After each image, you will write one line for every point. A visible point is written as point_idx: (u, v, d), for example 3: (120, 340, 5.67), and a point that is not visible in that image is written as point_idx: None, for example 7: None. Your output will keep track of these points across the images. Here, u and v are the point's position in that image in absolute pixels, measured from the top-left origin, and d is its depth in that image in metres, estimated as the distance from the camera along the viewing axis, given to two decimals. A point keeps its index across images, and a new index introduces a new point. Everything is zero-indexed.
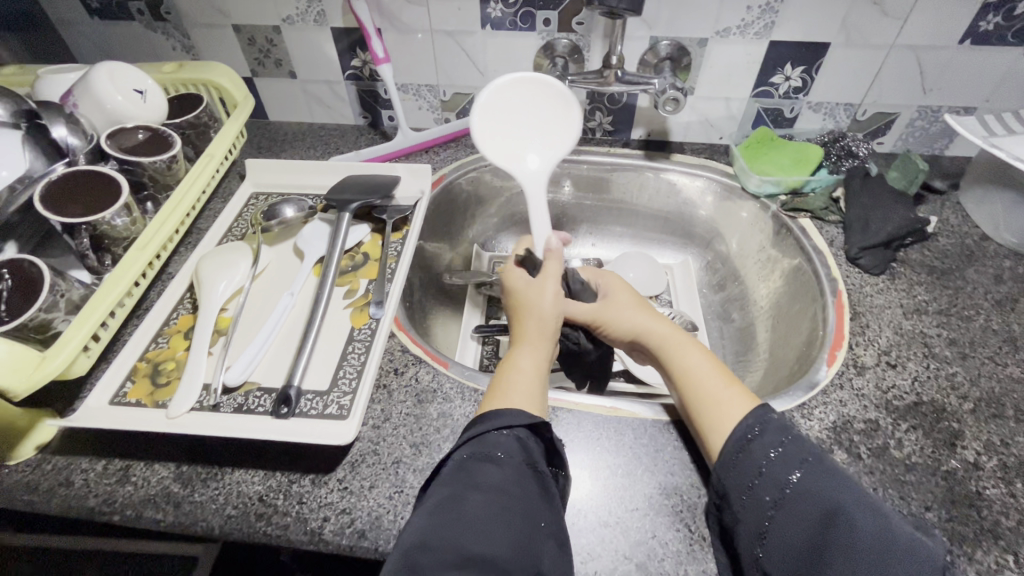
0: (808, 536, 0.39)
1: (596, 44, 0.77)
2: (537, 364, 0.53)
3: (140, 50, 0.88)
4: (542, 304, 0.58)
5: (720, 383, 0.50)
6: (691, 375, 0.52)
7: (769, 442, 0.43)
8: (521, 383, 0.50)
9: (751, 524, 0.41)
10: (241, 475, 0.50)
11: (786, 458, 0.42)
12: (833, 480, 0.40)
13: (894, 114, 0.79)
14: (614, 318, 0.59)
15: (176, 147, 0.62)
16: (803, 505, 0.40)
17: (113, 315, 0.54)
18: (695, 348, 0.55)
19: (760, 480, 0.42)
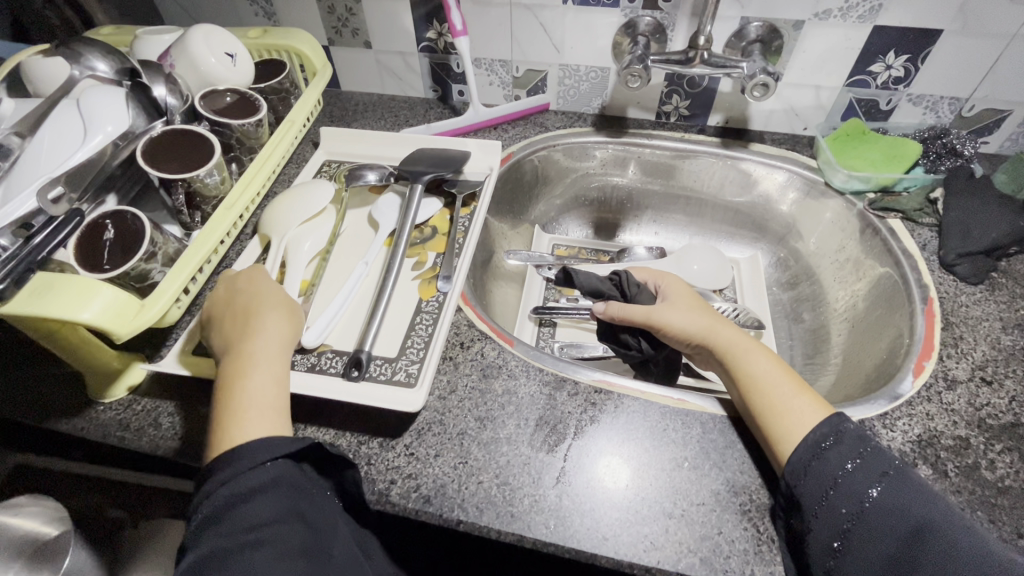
0: (892, 552, 0.38)
1: (682, 23, 0.74)
2: (276, 376, 0.48)
3: (225, 15, 0.91)
4: (258, 310, 0.51)
5: (789, 390, 0.48)
6: (759, 379, 0.50)
7: (845, 454, 0.43)
8: (258, 404, 0.46)
9: (823, 535, 0.41)
10: (313, 432, 0.52)
11: (863, 472, 0.42)
12: (918, 496, 0.40)
13: (1006, 111, 0.72)
14: (669, 319, 0.57)
15: (262, 112, 0.64)
16: (888, 521, 0.39)
17: (202, 270, 0.56)
18: (757, 350, 0.53)
19: (837, 491, 0.42)
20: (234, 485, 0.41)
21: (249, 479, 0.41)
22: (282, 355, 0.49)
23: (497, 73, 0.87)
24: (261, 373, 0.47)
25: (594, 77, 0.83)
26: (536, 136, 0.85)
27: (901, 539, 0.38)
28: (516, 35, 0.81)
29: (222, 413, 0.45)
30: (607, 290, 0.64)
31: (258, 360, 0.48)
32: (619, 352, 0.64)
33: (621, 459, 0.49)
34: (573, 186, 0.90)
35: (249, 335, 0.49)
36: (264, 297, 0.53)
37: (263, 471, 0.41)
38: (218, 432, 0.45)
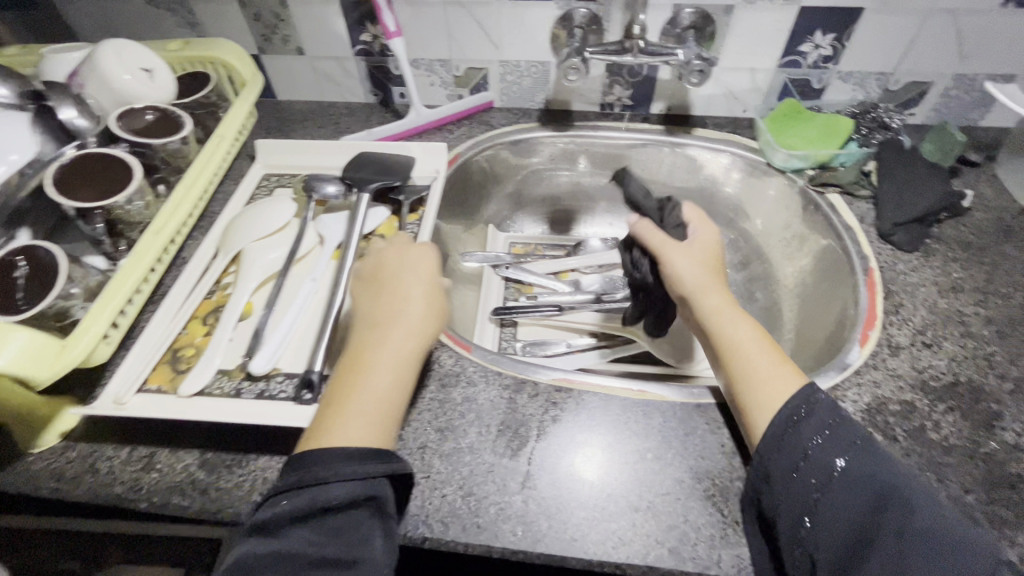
0: (858, 519, 0.39)
1: (617, 13, 0.74)
2: (394, 383, 0.46)
3: (144, 28, 0.86)
4: (409, 300, 0.51)
5: (767, 362, 0.48)
6: (741, 350, 0.50)
7: (818, 424, 0.44)
8: (366, 408, 0.44)
9: (793, 507, 0.41)
10: (266, 461, 0.49)
11: (828, 445, 0.43)
12: (880, 465, 0.41)
13: (928, 83, 0.75)
14: (674, 264, 0.57)
15: (186, 128, 0.61)
16: (855, 489, 0.40)
17: (132, 302, 0.53)
18: (742, 320, 0.52)
19: (805, 463, 0.42)
20: (311, 494, 0.39)
21: (328, 487, 0.40)
22: (415, 356, 0.48)
23: (437, 73, 0.85)
24: (381, 376, 0.46)
25: (535, 72, 0.83)
26: (481, 135, 0.84)
27: (866, 507, 0.39)
28: (453, 34, 0.79)
29: (341, 397, 0.45)
30: (648, 206, 0.63)
31: (379, 356, 0.47)
32: (636, 274, 0.64)
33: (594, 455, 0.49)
34: (523, 184, 0.89)
35: (391, 324, 0.49)
36: (413, 286, 0.52)
37: (344, 483, 0.40)
38: (318, 424, 0.43)
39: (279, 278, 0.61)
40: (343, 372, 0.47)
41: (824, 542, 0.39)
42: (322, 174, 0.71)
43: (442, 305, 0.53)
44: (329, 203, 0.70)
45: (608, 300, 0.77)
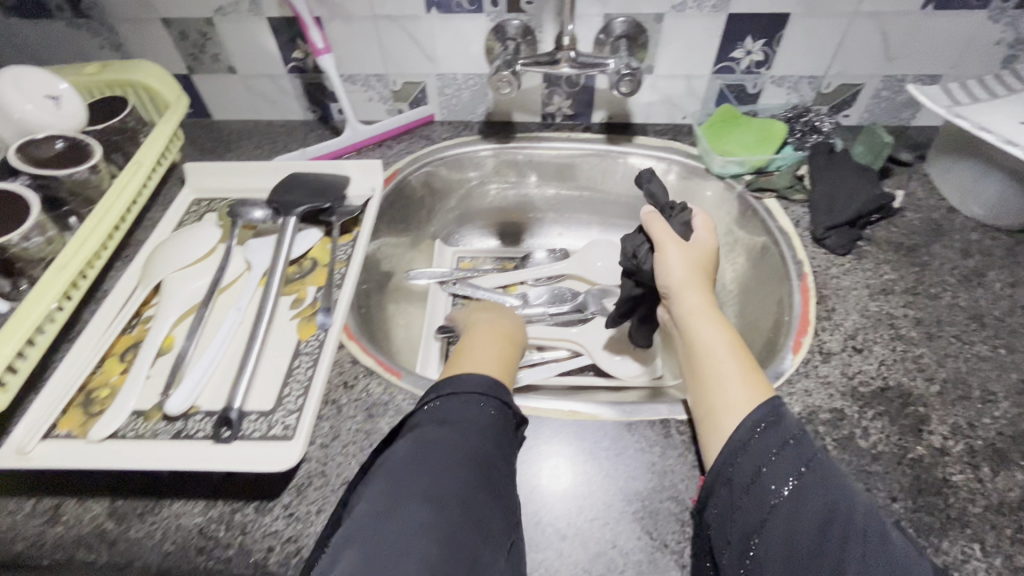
0: (806, 539, 0.36)
1: (549, 24, 0.74)
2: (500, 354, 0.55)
3: (65, 51, 0.82)
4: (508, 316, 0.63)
5: (734, 368, 0.48)
6: (713, 353, 0.49)
7: (784, 432, 0.41)
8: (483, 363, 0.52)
9: (745, 521, 0.39)
10: (181, 506, 0.47)
11: (786, 459, 0.40)
12: (836, 485, 0.38)
13: (859, 85, 0.76)
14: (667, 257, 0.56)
15: (96, 156, 0.58)
16: (806, 505, 0.37)
17: (34, 343, 0.51)
18: (721, 323, 0.52)
19: (761, 474, 0.40)
20: (432, 419, 0.44)
21: (445, 416, 0.44)
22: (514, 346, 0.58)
23: (374, 88, 0.83)
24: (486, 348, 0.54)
25: (473, 84, 0.82)
26: (421, 150, 0.82)
27: (814, 532, 0.36)
28: (386, 48, 0.78)
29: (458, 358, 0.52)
30: (666, 207, 0.61)
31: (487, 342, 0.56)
32: (625, 266, 0.60)
33: (552, 478, 0.48)
34: (469, 197, 0.88)
35: (498, 324, 0.60)
36: (517, 316, 0.65)
37: (462, 402, 0.45)
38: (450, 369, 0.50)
39: (199, 310, 0.58)
40: (461, 349, 0.55)
41: (769, 564, 0.37)
42: (249, 199, 0.68)
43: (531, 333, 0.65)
44: (257, 227, 0.68)
45: (553, 313, 0.76)
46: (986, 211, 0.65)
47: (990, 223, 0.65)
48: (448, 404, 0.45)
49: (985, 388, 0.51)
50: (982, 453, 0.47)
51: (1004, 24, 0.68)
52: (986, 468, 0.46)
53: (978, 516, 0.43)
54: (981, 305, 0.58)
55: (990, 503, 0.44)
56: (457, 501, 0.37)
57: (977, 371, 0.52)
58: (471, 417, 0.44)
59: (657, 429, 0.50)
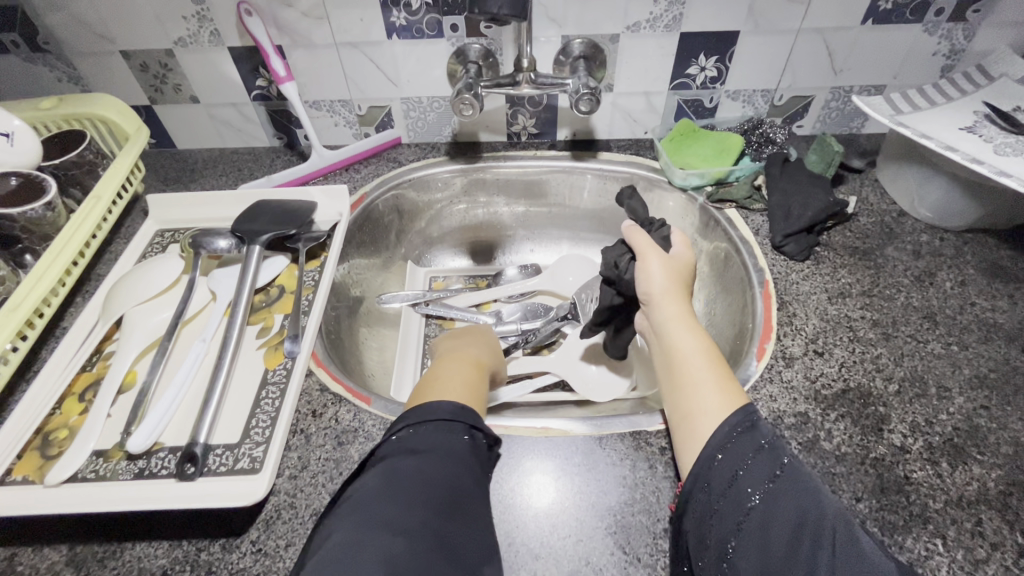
0: (778, 546, 0.35)
1: (509, 47, 0.75)
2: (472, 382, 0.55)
3: (21, 85, 0.81)
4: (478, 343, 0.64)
5: (710, 376, 0.48)
6: (690, 362, 0.49)
7: (756, 440, 0.41)
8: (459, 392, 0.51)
9: (720, 530, 0.39)
10: (143, 549, 0.45)
11: (757, 469, 0.40)
12: (808, 492, 0.38)
13: (809, 97, 0.79)
14: (645, 268, 0.56)
15: (51, 193, 0.57)
16: (777, 512, 0.37)
17: None
18: (699, 331, 0.52)
19: (733, 484, 0.40)
20: (403, 444, 0.43)
21: (412, 441, 0.43)
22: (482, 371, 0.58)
23: (339, 113, 0.84)
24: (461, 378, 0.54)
25: (438, 107, 0.83)
26: (389, 172, 0.83)
27: (786, 533, 0.36)
28: (349, 74, 0.79)
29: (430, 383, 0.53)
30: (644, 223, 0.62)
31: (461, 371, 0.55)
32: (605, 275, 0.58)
33: (528, 493, 0.48)
34: (439, 217, 0.88)
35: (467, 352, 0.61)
36: (485, 342, 0.66)
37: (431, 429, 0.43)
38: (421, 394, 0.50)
39: (162, 344, 0.57)
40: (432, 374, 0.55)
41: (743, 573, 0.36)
42: (214, 229, 0.68)
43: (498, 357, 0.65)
44: (222, 257, 0.67)
45: (526, 330, 0.76)
46: (934, 213, 0.68)
47: (939, 224, 0.68)
48: (420, 429, 0.43)
49: (941, 385, 0.53)
50: (940, 449, 0.48)
51: (939, 36, 0.71)
52: (944, 464, 0.47)
53: (939, 511, 0.45)
54: (934, 304, 0.60)
55: (950, 498, 0.45)
56: (424, 530, 0.36)
57: (932, 369, 0.54)
58: (441, 444, 0.42)
59: (628, 442, 0.50)
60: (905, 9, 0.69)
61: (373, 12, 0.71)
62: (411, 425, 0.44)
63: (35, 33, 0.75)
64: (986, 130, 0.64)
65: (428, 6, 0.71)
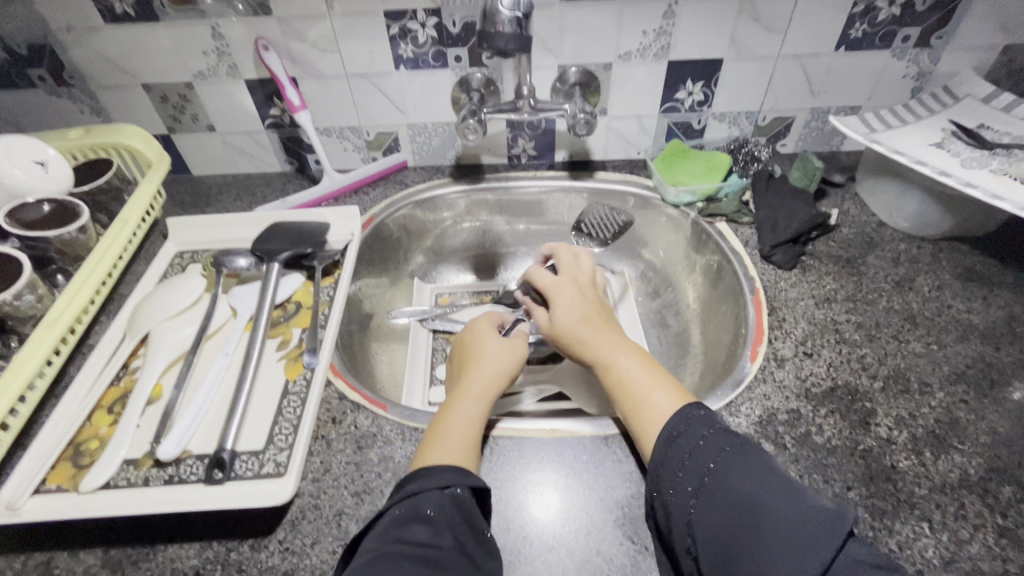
0: (725, 519, 0.39)
1: (509, 76, 0.80)
2: (480, 411, 0.53)
3: (46, 118, 0.85)
4: (488, 353, 0.59)
5: (646, 382, 0.52)
6: (622, 375, 0.54)
7: (695, 433, 0.45)
8: (461, 436, 0.50)
9: (680, 511, 0.42)
10: (176, 550, 0.48)
11: (698, 458, 0.43)
12: (745, 464, 0.42)
13: (790, 117, 0.85)
14: (554, 308, 0.63)
15: (84, 217, 0.61)
16: (724, 488, 0.41)
17: (25, 399, 0.52)
18: (622, 347, 0.56)
19: (682, 470, 0.43)
20: (394, 533, 0.41)
21: (403, 519, 0.42)
22: (490, 399, 0.55)
23: (348, 139, 0.88)
24: (466, 412, 0.52)
25: (442, 132, 0.87)
26: (396, 194, 0.87)
27: (735, 506, 0.40)
28: (358, 102, 0.83)
29: (432, 435, 0.50)
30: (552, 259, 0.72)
31: (468, 401, 0.53)
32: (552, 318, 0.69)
33: (540, 480, 0.51)
34: (444, 236, 0.92)
35: (475, 374, 0.56)
36: (497, 343, 0.60)
37: (425, 517, 0.42)
38: (422, 452, 0.49)
39: (188, 357, 0.60)
40: (436, 418, 0.52)
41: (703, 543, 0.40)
42: (233, 249, 0.72)
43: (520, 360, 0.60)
44: (242, 275, 0.71)
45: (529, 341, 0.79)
46: (911, 223, 0.73)
47: (916, 233, 0.73)
48: (411, 515, 0.42)
49: (922, 381, 0.57)
50: (923, 440, 0.52)
51: (907, 60, 0.77)
52: (927, 453, 0.51)
53: (924, 497, 0.48)
54: (913, 307, 0.64)
55: (934, 485, 0.48)
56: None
57: (914, 367, 0.58)
58: (440, 536, 0.41)
59: (633, 440, 0.54)
60: (874, 36, 0.75)
61: (382, 45, 0.76)
62: (402, 512, 0.43)
63: (62, 69, 0.80)
64: (954, 146, 0.69)
65: (433, 40, 0.76)
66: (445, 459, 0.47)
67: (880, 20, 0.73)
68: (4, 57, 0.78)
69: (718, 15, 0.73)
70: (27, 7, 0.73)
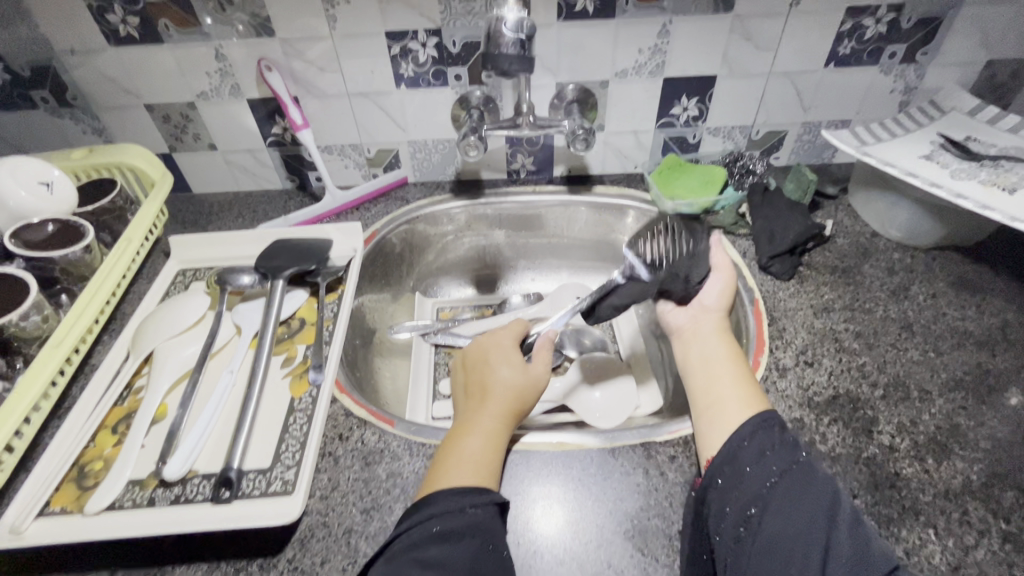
0: (796, 514, 0.40)
1: (508, 94, 0.82)
2: (494, 428, 0.53)
3: (47, 138, 0.86)
4: (502, 374, 0.57)
5: (733, 385, 0.53)
6: (712, 365, 0.56)
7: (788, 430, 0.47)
8: (473, 457, 0.50)
9: (749, 491, 0.43)
10: (183, 572, 0.47)
11: (784, 452, 0.45)
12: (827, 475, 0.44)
13: (783, 131, 0.87)
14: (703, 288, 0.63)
15: (89, 236, 0.61)
16: (806, 482, 0.42)
17: (29, 421, 0.52)
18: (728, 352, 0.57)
19: (775, 454, 0.45)
20: (409, 554, 0.41)
21: (419, 539, 0.42)
22: (501, 423, 0.53)
23: (349, 156, 0.89)
24: (479, 432, 0.52)
25: (442, 149, 0.89)
26: (397, 211, 0.88)
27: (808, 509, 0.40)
28: (359, 120, 0.85)
29: (442, 459, 0.50)
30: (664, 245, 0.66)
31: (481, 421, 0.53)
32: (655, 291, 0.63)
33: (548, 494, 0.51)
34: (444, 250, 0.93)
35: (488, 396, 0.55)
36: (514, 363, 0.59)
37: (443, 536, 0.42)
38: (432, 474, 0.49)
39: (192, 376, 0.60)
40: (447, 440, 0.52)
41: (764, 531, 0.40)
42: (237, 266, 0.72)
43: (536, 383, 0.58)
44: (245, 292, 0.71)
45: None
46: (903, 233, 0.74)
47: (909, 242, 0.74)
48: (427, 536, 0.42)
49: (922, 388, 0.58)
50: (925, 446, 0.52)
51: (894, 76, 0.80)
52: (930, 459, 0.51)
53: (929, 503, 0.48)
54: (910, 315, 0.65)
55: (938, 491, 0.49)
56: None
57: (913, 374, 0.59)
58: (463, 557, 0.41)
59: (639, 451, 0.54)
60: (862, 53, 0.77)
61: (383, 65, 0.78)
62: (419, 533, 0.43)
63: (64, 90, 0.80)
64: (943, 158, 0.71)
65: (433, 59, 0.77)
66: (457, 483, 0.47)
67: (868, 37, 0.75)
68: (7, 79, 0.78)
69: (712, 34, 0.75)
70: (31, 30, 0.74)
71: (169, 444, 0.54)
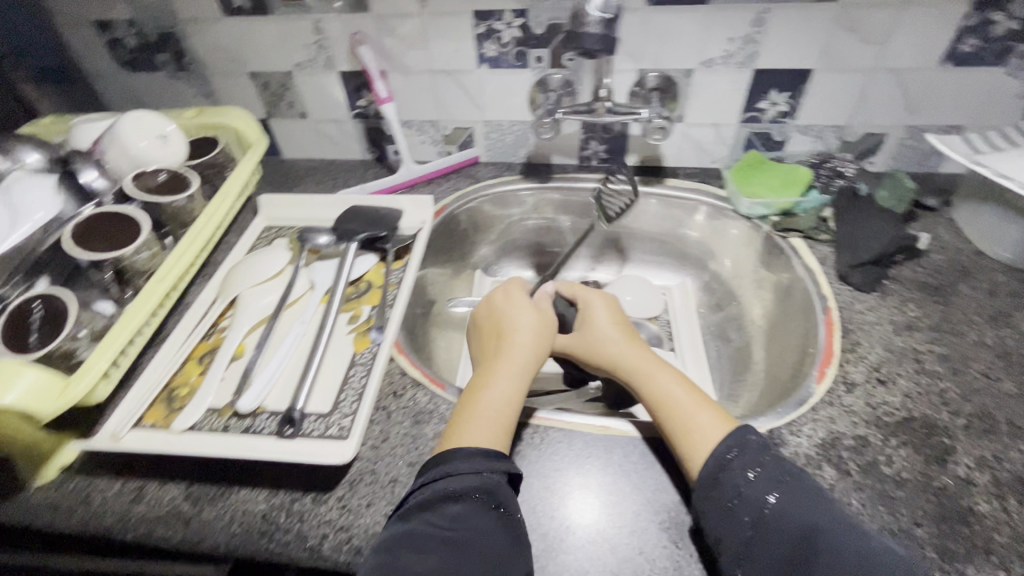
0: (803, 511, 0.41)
1: (587, 78, 0.81)
2: (507, 388, 0.55)
3: (166, 98, 0.95)
4: (515, 336, 0.60)
5: (692, 405, 0.51)
6: (666, 399, 0.53)
7: (747, 463, 0.45)
8: (490, 415, 0.51)
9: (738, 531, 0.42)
10: (247, 493, 0.52)
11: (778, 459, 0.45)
12: (809, 502, 0.42)
13: (883, 133, 0.80)
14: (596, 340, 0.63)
15: (194, 187, 0.68)
16: (783, 522, 0.41)
17: (133, 343, 0.59)
18: (664, 371, 0.56)
19: (738, 501, 0.43)
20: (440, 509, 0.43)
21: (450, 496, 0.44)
22: (516, 381, 0.56)
23: (427, 133, 0.93)
24: (499, 392, 0.54)
25: (517, 130, 0.90)
26: (467, 187, 0.90)
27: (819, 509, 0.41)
28: (440, 97, 0.87)
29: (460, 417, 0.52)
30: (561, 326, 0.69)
31: (499, 381, 0.55)
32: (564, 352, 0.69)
33: (586, 476, 0.52)
34: (508, 231, 0.94)
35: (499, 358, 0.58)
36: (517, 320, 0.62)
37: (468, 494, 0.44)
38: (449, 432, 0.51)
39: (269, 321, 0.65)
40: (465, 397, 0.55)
41: None
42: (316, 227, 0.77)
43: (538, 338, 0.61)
44: (321, 251, 0.75)
45: None
46: (1013, 254, 0.67)
47: (1018, 266, 0.67)
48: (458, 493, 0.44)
49: (1012, 423, 0.52)
50: (1008, 485, 0.48)
51: None
52: (1012, 500, 0.47)
53: (1005, 545, 0.44)
54: (1009, 343, 0.59)
55: (1017, 534, 0.45)
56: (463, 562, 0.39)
57: (1003, 407, 0.54)
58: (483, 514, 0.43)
59: None
60: (987, 52, 0.69)
61: (467, 43, 0.80)
62: (447, 489, 0.45)
63: (183, 56, 0.89)
64: None
65: (517, 40, 0.78)
66: (478, 440, 0.49)
67: (996, 34, 0.68)
68: (138, 43, 0.88)
69: (812, 24, 0.70)
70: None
71: (246, 380, 0.59)
